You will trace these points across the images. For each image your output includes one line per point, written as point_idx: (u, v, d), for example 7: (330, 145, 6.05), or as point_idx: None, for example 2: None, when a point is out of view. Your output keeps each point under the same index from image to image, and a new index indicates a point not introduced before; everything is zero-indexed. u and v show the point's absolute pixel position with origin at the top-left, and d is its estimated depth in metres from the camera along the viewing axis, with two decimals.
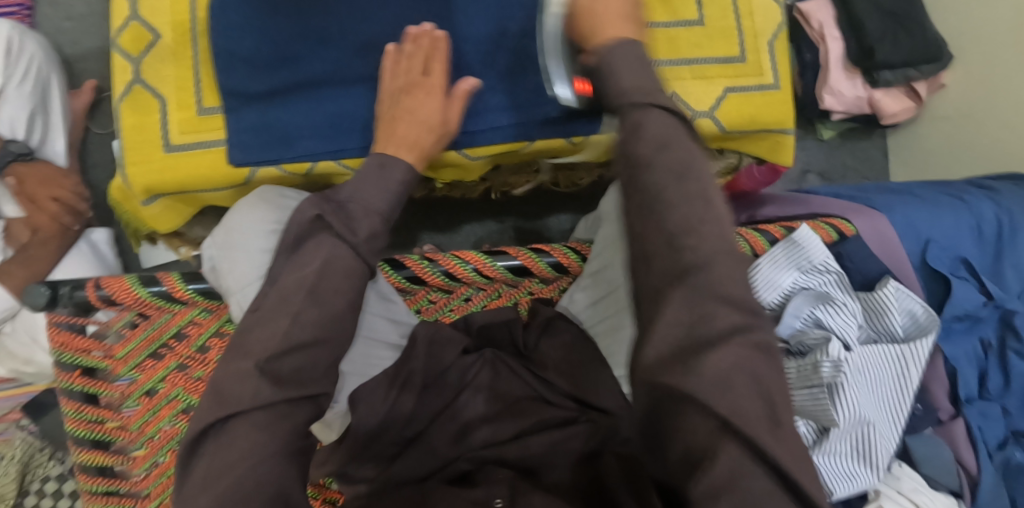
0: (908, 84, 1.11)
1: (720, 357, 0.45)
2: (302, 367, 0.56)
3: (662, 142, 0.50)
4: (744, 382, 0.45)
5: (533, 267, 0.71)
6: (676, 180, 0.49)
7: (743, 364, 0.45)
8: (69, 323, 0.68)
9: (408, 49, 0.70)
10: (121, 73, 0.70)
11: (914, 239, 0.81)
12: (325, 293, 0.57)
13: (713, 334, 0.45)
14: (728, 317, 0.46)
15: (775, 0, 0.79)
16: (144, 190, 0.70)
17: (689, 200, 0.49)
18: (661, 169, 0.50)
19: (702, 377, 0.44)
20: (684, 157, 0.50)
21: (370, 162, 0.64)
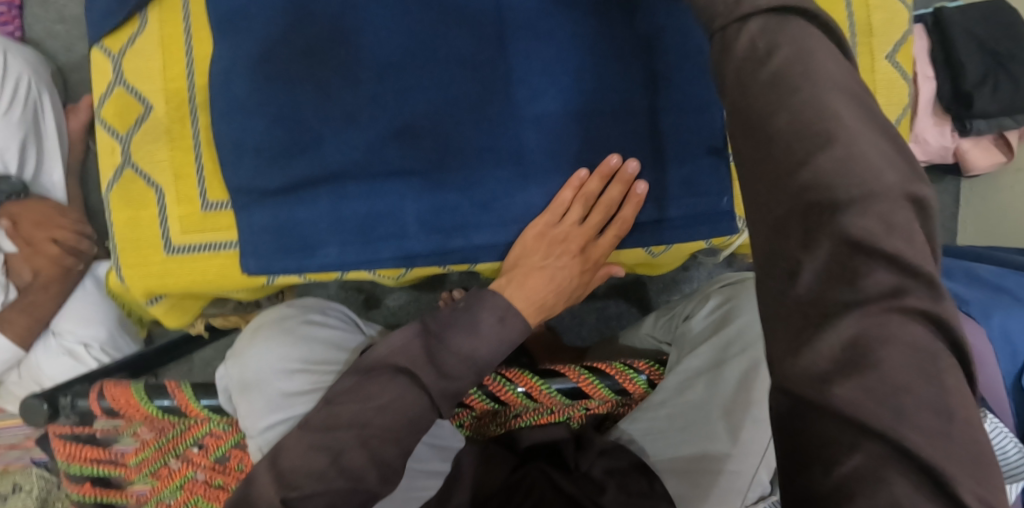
0: (1001, 133, 0.99)
1: (852, 321, 0.32)
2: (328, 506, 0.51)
3: (786, 67, 0.37)
4: (899, 356, 0.32)
5: (593, 393, 0.63)
6: (784, 99, 0.37)
7: (896, 332, 0.32)
8: (73, 433, 0.62)
9: (598, 187, 0.62)
10: (110, 155, 0.64)
11: (1010, 358, 0.73)
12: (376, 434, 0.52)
13: (857, 295, 0.33)
14: (883, 275, 0.33)
15: (904, 76, 0.68)
16: (146, 292, 0.64)
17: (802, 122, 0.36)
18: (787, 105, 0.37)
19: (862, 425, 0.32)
20: (804, 60, 0.37)
21: (490, 315, 0.58)
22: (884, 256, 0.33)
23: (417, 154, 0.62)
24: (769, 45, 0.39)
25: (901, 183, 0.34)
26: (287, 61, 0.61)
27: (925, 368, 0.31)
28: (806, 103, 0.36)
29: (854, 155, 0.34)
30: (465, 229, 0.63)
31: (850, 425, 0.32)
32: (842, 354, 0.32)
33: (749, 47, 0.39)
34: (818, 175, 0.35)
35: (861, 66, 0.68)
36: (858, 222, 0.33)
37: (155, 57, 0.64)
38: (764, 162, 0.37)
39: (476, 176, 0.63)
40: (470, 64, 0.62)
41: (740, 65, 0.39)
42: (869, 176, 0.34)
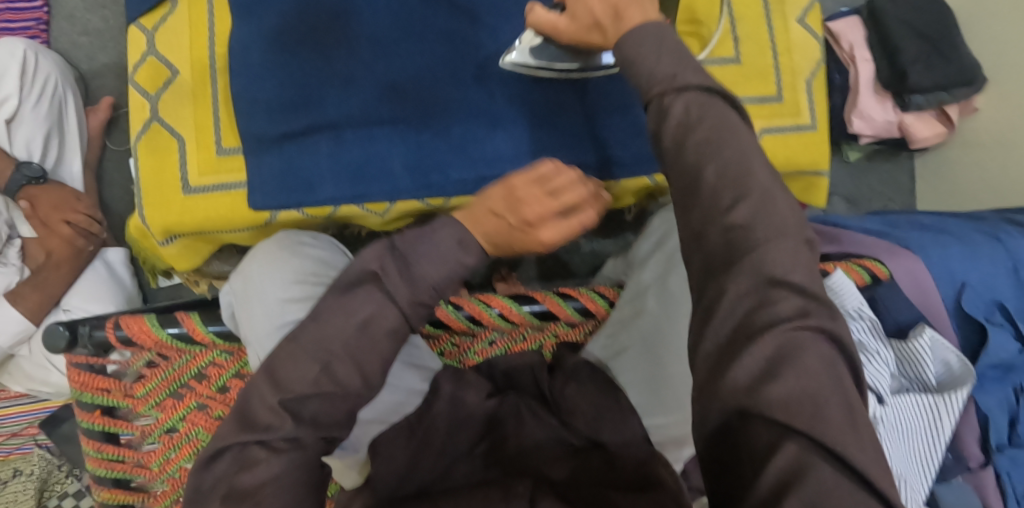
0: (942, 107, 1.07)
1: (775, 336, 0.45)
2: (320, 410, 0.57)
3: (713, 134, 0.50)
4: (815, 361, 0.45)
5: (559, 312, 0.69)
6: (713, 156, 0.50)
7: (808, 344, 0.45)
8: (88, 364, 0.68)
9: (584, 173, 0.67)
10: (140, 110, 0.72)
11: (949, 282, 0.79)
12: (360, 347, 0.58)
13: (776, 318, 0.46)
14: (791, 302, 0.46)
15: (814, 36, 0.77)
16: (163, 231, 0.71)
17: (732, 184, 0.49)
18: (714, 164, 0.50)
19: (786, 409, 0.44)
20: (726, 130, 0.50)
21: (448, 240, 0.58)
22: (792, 288, 0.46)
23: (402, 111, 0.70)
24: (699, 115, 0.51)
25: (798, 229, 0.49)
26: (293, 33, 0.70)
27: (830, 369, 0.45)
28: (731, 162, 0.50)
29: (771, 201, 0.48)
30: (443, 169, 0.71)
31: (776, 419, 0.44)
32: (767, 363, 0.45)
33: (683, 114, 0.51)
34: (743, 222, 0.48)
35: (775, 26, 0.76)
36: (772, 261, 0.47)
37: (183, 31, 0.72)
38: (713, 225, 0.49)
39: (454, 125, 0.71)
40: (448, 28, 0.71)
41: (677, 126, 0.51)
42: (779, 224, 0.48)
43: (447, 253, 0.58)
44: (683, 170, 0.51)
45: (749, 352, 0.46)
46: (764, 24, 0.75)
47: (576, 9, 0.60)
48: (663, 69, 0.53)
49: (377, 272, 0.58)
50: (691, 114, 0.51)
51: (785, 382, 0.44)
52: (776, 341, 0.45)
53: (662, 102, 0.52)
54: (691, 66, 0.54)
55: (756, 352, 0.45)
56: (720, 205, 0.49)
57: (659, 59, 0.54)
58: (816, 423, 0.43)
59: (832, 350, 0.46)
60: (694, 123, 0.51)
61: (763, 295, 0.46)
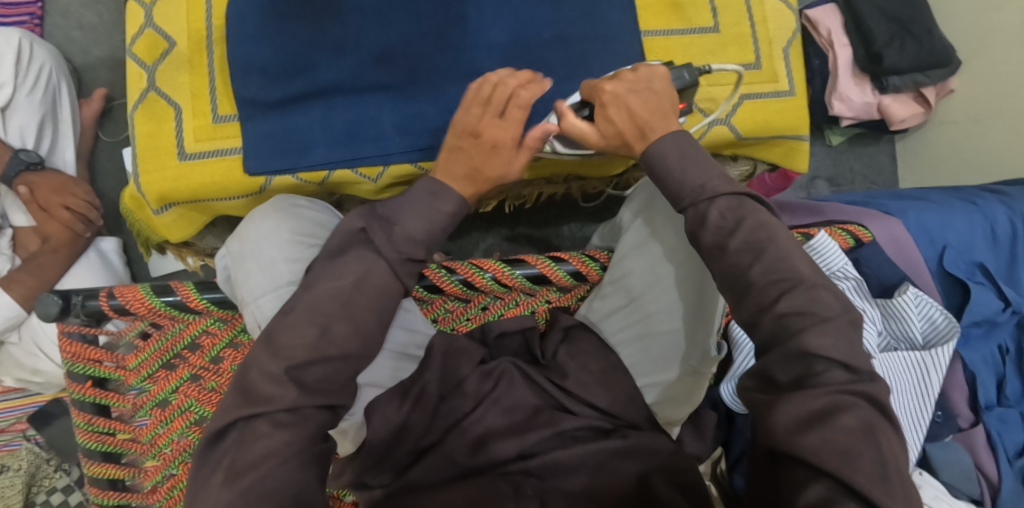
0: (918, 90, 1.10)
1: (822, 395, 0.50)
2: (324, 376, 0.57)
3: (751, 237, 0.56)
4: (852, 422, 0.49)
5: (551, 274, 0.70)
6: (755, 258, 0.55)
7: (849, 406, 0.50)
8: (81, 334, 0.68)
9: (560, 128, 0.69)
10: (136, 81, 0.72)
11: (930, 245, 0.81)
12: (357, 307, 0.59)
13: (819, 383, 0.51)
14: (836, 371, 0.51)
15: (788, 7, 0.80)
16: (158, 198, 0.71)
17: (778, 277, 0.55)
18: (760, 264, 0.55)
19: (825, 452, 0.48)
20: (762, 233, 0.56)
21: (422, 193, 0.63)
22: (839, 364, 0.51)
23: (393, 74, 0.72)
24: (734, 218, 0.57)
25: (843, 313, 0.54)
26: (289, 3, 0.71)
27: (868, 432, 0.49)
28: (770, 260, 0.55)
29: (813, 296, 0.54)
30: (432, 131, 0.73)
31: (812, 464, 0.48)
32: (812, 414, 0.50)
33: (720, 220, 0.57)
34: (791, 309, 0.53)
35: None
36: (817, 343, 0.52)
37: (179, 4, 0.73)
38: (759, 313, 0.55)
39: (442, 89, 0.73)
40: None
41: (716, 231, 0.57)
42: (824, 310, 0.53)
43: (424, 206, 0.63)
44: (727, 275, 0.57)
45: (790, 401, 0.51)
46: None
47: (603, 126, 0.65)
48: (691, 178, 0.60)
49: (364, 229, 0.62)
50: (730, 216, 0.57)
51: (823, 435, 0.49)
52: (819, 396, 0.50)
53: (698, 209, 0.59)
54: (714, 173, 0.60)
55: (799, 403, 0.50)
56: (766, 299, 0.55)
57: (686, 173, 0.60)
58: (848, 467, 0.47)
59: (873, 412, 0.50)
60: (733, 226, 0.57)
61: (810, 372, 0.51)
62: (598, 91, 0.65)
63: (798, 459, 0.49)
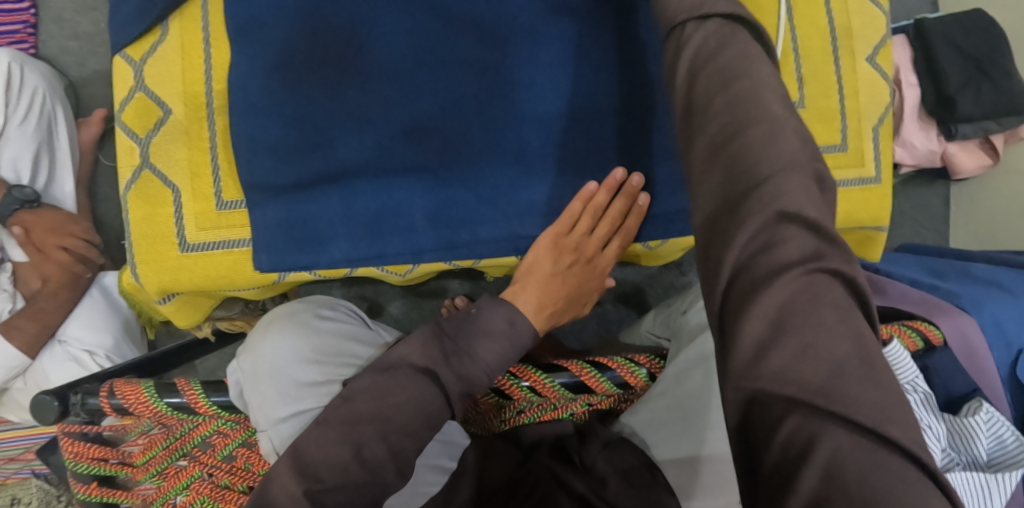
0: (986, 137, 1.01)
1: (786, 284, 0.36)
2: (348, 501, 0.51)
3: (730, 61, 0.41)
4: (828, 310, 0.35)
5: (596, 386, 0.64)
6: (725, 87, 0.41)
7: (821, 292, 0.36)
8: (82, 433, 0.63)
9: (605, 200, 0.64)
10: (128, 156, 0.66)
11: (1003, 347, 0.74)
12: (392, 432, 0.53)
13: (781, 263, 0.36)
14: (801, 240, 0.37)
15: (884, 76, 0.71)
16: (159, 290, 0.65)
17: (741, 111, 0.40)
18: (727, 96, 0.40)
19: (807, 377, 0.34)
20: (745, 58, 0.41)
21: (501, 319, 0.59)
22: (806, 226, 0.37)
23: (426, 154, 0.64)
24: (719, 46, 0.42)
25: (811, 163, 0.38)
26: (297, 68, 0.64)
27: (848, 321, 0.35)
28: (744, 93, 0.40)
29: (779, 134, 0.39)
30: (469, 223, 0.65)
31: (782, 392, 0.35)
32: (776, 318, 0.35)
33: (702, 45, 0.43)
34: (755, 139, 0.39)
35: (842, 65, 0.71)
36: (786, 194, 0.37)
37: (174, 62, 0.66)
38: (709, 138, 0.40)
39: (480, 171, 0.65)
40: (470, 62, 0.65)
41: (694, 58, 0.43)
42: (788, 155, 0.38)
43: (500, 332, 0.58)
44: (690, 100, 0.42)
45: (756, 300, 0.36)
46: (832, 63, 0.70)
47: None
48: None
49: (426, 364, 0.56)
50: (711, 44, 0.43)
51: (792, 347, 0.35)
52: (793, 282, 0.36)
53: (684, 30, 0.44)
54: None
55: (767, 299, 0.36)
56: (716, 130, 0.40)
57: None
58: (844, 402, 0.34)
59: (851, 300, 0.36)
60: (714, 52, 0.42)
61: (769, 238, 0.37)
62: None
63: (768, 392, 0.35)
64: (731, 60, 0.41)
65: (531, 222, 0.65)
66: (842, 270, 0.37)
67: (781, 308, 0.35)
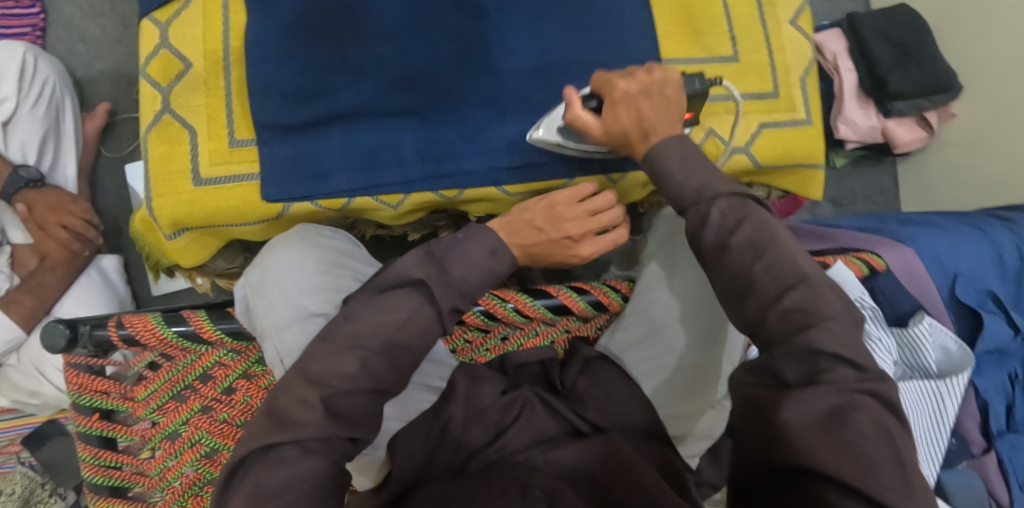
0: (920, 114, 1.12)
1: (829, 396, 0.49)
2: (351, 407, 0.56)
3: (753, 237, 0.54)
4: (867, 425, 0.47)
5: (573, 306, 0.70)
6: (758, 257, 0.54)
7: (861, 407, 0.48)
8: (87, 365, 0.66)
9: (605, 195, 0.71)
10: (151, 102, 0.73)
11: (941, 272, 0.82)
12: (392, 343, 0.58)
13: (826, 381, 0.49)
14: (845, 370, 0.50)
15: (806, 36, 0.80)
16: (171, 223, 0.71)
17: (780, 276, 0.53)
18: (762, 260, 0.54)
19: (829, 449, 0.47)
20: (766, 234, 0.55)
21: (482, 246, 0.64)
22: (847, 363, 0.50)
23: (416, 99, 0.72)
24: (737, 219, 0.56)
25: (846, 313, 0.52)
26: (306, 30, 0.71)
27: (884, 432, 0.47)
28: (775, 261, 0.54)
29: (818, 298, 0.52)
30: (454, 157, 0.72)
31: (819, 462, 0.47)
32: (825, 416, 0.48)
33: (721, 218, 0.56)
34: (796, 307, 0.52)
35: (768, 28, 0.79)
36: (821, 340, 0.50)
37: (197, 25, 0.73)
38: (754, 305, 0.54)
39: (465, 116, 0.73)
40: (459, 10, 0.73)
41: (718, 230, 0.56)
42: (830, 309, 0.52)
43: (481, 259, 0.63)
44: (724, 273, 0.55)
45: (801, 401, 0.49)
46: (759, 25, 0.79)
47: (610, 122, 0.65)
48: (692, 181, 0.59)
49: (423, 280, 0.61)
50: (728, 216, 0.56)
51: (832, 445, 0.47)
52: (835, 397, 0.49)
53: (698, 209, 0.58)
54: (711, 173, 0.59)
55: (808, 404, 0.49)
56: (767, 297, 0.53)
57: (688, 174, 0.60)
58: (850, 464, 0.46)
59: (885, 414, 0.49)
60: (734, 226, 0.55)
61: (816, 373, 0.50)
62: (609, 86, 0.65)
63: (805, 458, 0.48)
64: (753, 240, 0.55)
65: (510, 156, 0.73)
66: (880, 393, 0.49)
67: (820, 417, 0.48)
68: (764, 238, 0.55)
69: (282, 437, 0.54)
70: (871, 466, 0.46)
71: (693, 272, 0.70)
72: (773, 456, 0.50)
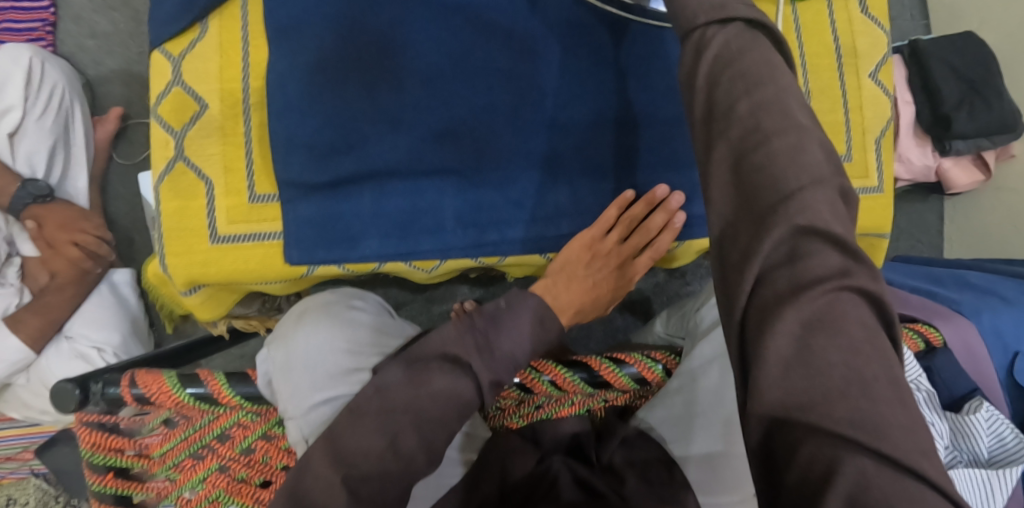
0: (978, 153, 1.05)
1: (817, 295, 0.39)
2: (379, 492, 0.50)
3: (750, 69, 0.45)
4: (857, 327, 0.39)
5: (614, 381, 0.65)
6: (749, 92, 0.44)
7: (850, 308, 0.39)
8: (99, 422, 0.62)
9: (642, 211, 0.68)
10: (162, 148, 0.68)
11: (1001, 350, 0.77)
12: (425, 420, 0.52)
13: (808, 273, 0.40)
14: (829, 255, 0.40)
15: (886, 92, 0.73)
16: (186, 282, 0.67)
17: (768, 119, 0.43)
18: (749, 98, 0.44)
19: (813, 392, 0.38)
20: (764, 68, 0.45)
21: (530, 317, 0.57)
22: (832, 244, 0.40)
23: (456, 155, 0.67)
24: (740, 50, 0.46)
25: (834, 176, 0.43)
26: (337, 70, 0.67)
27: (874, 341, 0.39)
28: (767, 100, 0.44)
29: (804, 145, 0.42)
30: (498, 225, 0.68)
31: (804, 420, 0.37)
32: (804, 326, 0.39)
33: (723, 46, 0.46)
34: (781, 153, 0.42)
35: (847, 82, 0.73)
36: (809, 207, 0.40)
37: (213, 60, 0.69)
38: (731, 145, 0.44)
39: (511, 177, 0.68)
40: (510, 48, 0.68)
41: (714, 62, 0.46)
42: (812, 170, 0.42)
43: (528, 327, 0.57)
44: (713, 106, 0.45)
45: (780, 318, 0.39)
46: (837, 79, 0.72)
47: None
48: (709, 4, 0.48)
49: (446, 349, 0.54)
50: (732, 47, 0.46)
51: (818, 368, 0.38)
52: (819, 295, 0.39)
53: (704, 32, 0.47)
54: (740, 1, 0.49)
55: (783, 328, 0.39)
56: (732, 137, 0.44)
57: None
58: (862, 420, 0.36)
59: (873, 321, 0.40)
60: (735, 57, 0.45)
61: (792, 252, 0.40)
62: None
63: (799, 423, 0.37)
64: (748, 72, 0.45)
65: (557, 223, 0.69)
66: (866, 289, 0.40)
67: (802, 318, 0.39)
68: (757, 63, 0.45)
69: None
70: (882, 426, 0.36)
71: None
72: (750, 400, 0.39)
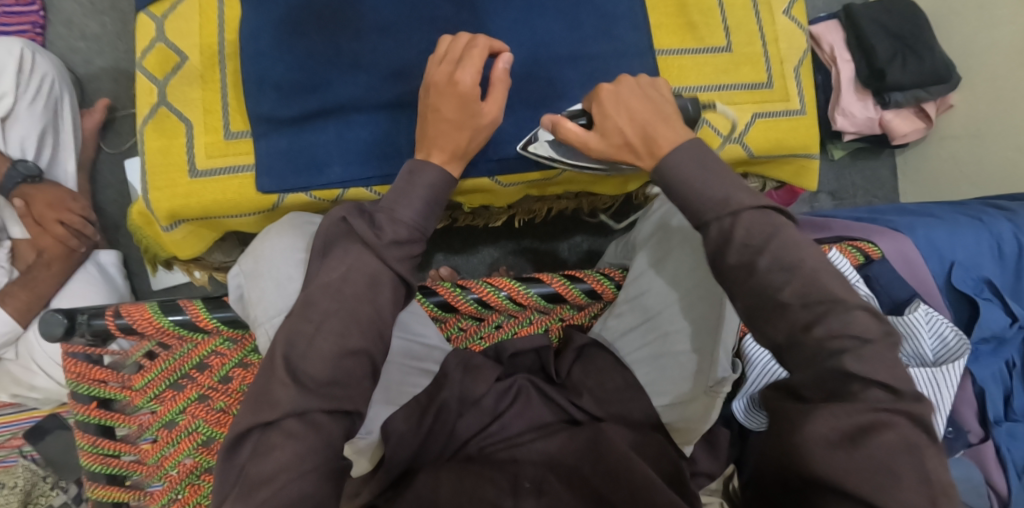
0: (919, 105, 1.12)
1: (864, 412, 0.49)
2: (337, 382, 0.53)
3: (781, 255, 0.54)
4: (893, 439, 0.48)
5: (567, 294, 0.70)
6: (788, 278, 0.54)
7: (891, 424, 0.49)
8: (85, 354, 0.66)
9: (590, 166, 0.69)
10: (147, 95, 0.75)
11: (938, 261, 0.83)
12: (378, 311, 0.56)
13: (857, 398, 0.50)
14: (877, 390, 0.50)
15: (799, 26, 0.86)
16: (168, 215, 0.74)
17: (814, 298, 0.53)
18: (793, 282, 0.54)
19: (841, 466, 0.48)
20: (791, 247, 0.55)
21: None
22: (880, 386, 0.50)
23: (411, 90, 0.74)
24: (764, 235, 0.55)
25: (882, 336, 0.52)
26: (304, 20, 0.73)
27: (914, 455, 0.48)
28: (807, 276, 0.54)
29: (848, 317, 0.52)
30: None
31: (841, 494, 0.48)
32: (852, 428, 0.49)
33: (746, 234, 0.56)
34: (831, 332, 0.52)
35: (762, 19, 0.85)
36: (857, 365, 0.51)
37: (193, 19, 0.76)
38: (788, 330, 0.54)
39: None
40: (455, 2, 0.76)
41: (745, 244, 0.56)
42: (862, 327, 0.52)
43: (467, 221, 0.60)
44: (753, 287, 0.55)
45: (825, 416, 0.50)
46: (753, 15, 0.84)
47: (603, 126, 0.66)
48: (716, 194, 0.58)
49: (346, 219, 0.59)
50: (757, 232, 0.56)
51: (862, 456, 0.48)
52: (866, 412, 0.49)
53: (721, 225, 0.57)
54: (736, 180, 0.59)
55: (825, 425, 0.50)
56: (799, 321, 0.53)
57: (709, 185, 0.59)
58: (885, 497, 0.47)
59: (915, 432, 0.49)
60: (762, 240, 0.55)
61: (846, 391, 0.51)
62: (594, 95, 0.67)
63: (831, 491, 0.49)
64: (779, 256, 0.55)
65: None
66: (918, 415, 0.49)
67: (846, 428, 0.49)
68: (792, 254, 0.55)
69: (262, 421, 0.51)
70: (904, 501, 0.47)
71: (688, 258, 0.70)
72: (795, 465, 0.51)
